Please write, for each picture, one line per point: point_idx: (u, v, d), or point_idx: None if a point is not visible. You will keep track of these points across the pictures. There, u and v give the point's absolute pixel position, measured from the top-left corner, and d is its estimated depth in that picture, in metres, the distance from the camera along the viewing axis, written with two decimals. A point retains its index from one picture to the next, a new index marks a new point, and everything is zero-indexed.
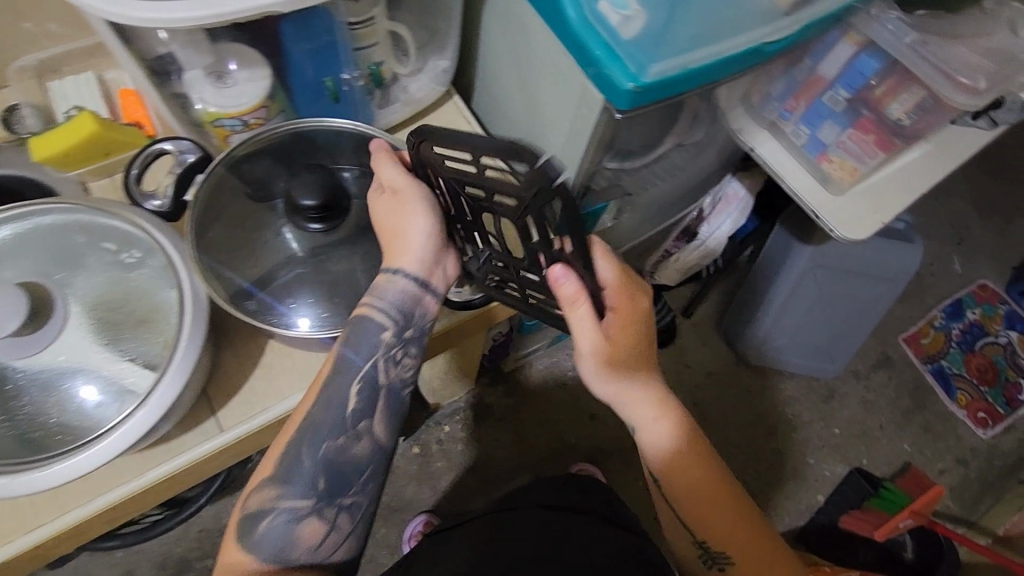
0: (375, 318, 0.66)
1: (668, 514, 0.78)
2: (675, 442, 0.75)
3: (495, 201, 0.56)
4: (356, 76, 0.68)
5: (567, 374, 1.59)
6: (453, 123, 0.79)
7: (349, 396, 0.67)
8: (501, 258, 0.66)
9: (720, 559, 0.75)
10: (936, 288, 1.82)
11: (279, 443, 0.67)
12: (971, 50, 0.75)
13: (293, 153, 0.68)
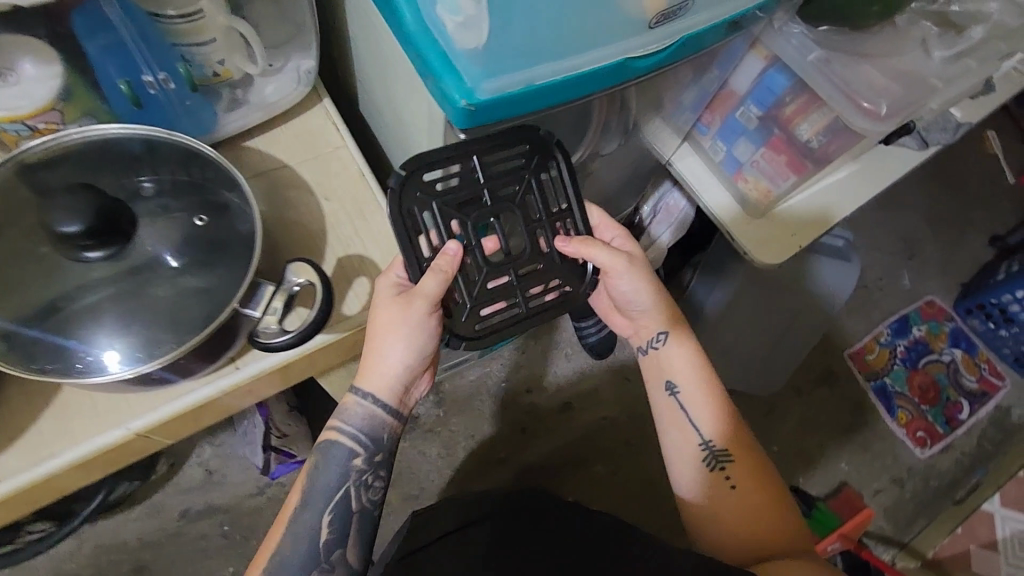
0: (342, 445, 0.64)
1: (672, 422, 0.71)
2: (691, 350, 0.74)
3: (496, 191, 0.65)
4: (162, 78, 0.59)
5: (498, 386, 1.55)
6: (320, 130, 0.71)
7: (320, 524, 0.62)
8: (499, 267, 0.65)
9: (724, 459, 0.68)
10: (883, 304, 1.75)
11: (276, 530, 0.63)
12: (878, 70, 0.70)
13: (80, 167, 0.55)
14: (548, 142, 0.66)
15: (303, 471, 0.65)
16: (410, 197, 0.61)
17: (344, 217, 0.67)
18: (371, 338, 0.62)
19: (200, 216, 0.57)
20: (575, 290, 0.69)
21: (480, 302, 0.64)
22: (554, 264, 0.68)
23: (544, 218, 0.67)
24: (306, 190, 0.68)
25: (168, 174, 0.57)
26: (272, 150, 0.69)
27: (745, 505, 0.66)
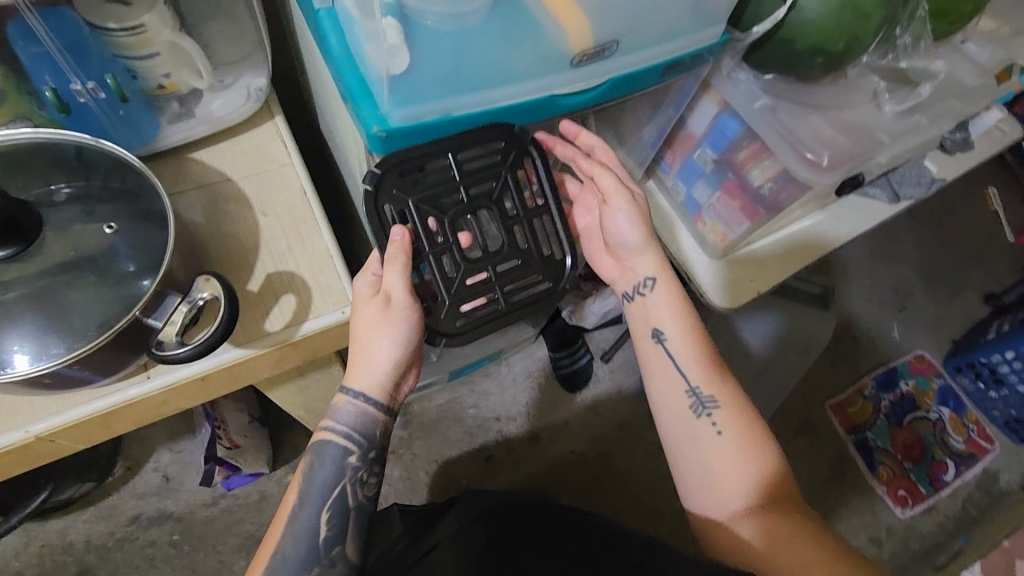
0: (334, 444, 0.61)
1: (660, 370, 0.68)
2: (680, 295, 0.70)
3: (473, 188, 0.62)
4: (91, 86, 0.59)
5: (467, 412, 1.53)
6: (268, 146, 0.72)
7: (318, 521, 0.59)
8: (479, 264, 0.62)
9: (710, 405, 0.65)
10: (869, 355, 1.71)
11: (277, 525, 0.59)
12: (827, 121, 0.69)
13: (6, 167, 0.56)
14: (526, 139, 0.63)
15: (299, 467, 0.61)
16: (387, 195, 0.59)
17: (279, 233, 0.67)
18: (353, 336, 0.60)
19: (110, 224, 0.57)
20: (557, 286, 0.65)
21: (461, 296, 0.61)
22: (534, 260, 0.64)
23: (521, 215, 0.64)
24: (245, 205, 0.68)
25: (96, 182, 0.58)
26: (216, 163, 0.70)
27: (732, 451, 0.63)
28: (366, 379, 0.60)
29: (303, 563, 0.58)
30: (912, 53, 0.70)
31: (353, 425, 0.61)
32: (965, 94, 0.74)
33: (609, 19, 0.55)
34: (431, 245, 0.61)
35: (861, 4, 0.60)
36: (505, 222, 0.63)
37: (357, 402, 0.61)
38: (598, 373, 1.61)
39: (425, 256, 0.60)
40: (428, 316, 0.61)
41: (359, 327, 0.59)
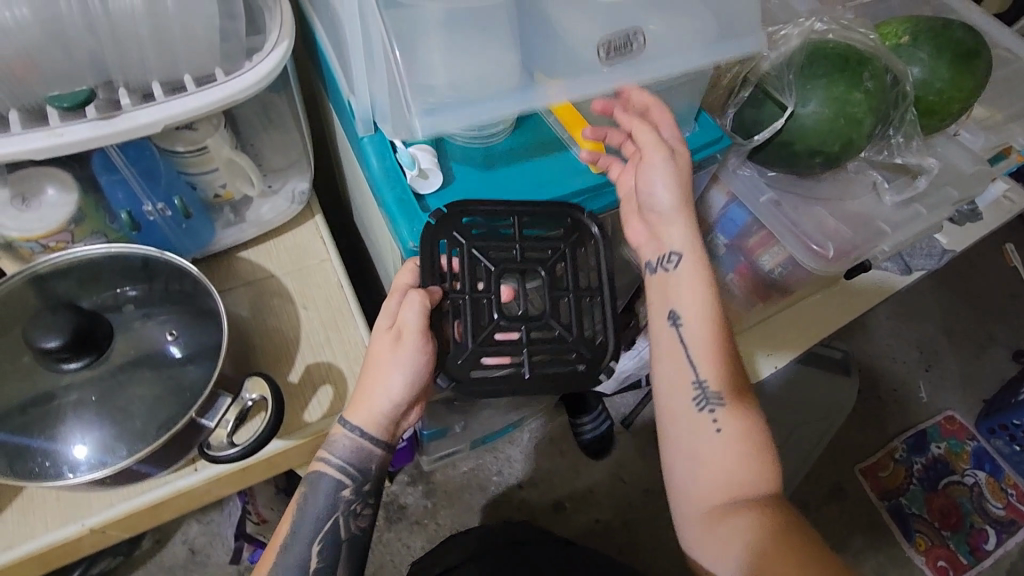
0: (327, 474, 0.61)
1: (668, 356, 0.63)
2: (706, 283, 0.63)
3: (529, 253, 0.63)
4: (160, 206, 0.66)
5: (491, 480, 1.53)
6: (309, 243, 0.78)
7: (309, 554, 0.60)
8: (512, 323, 0.62)
9: (714, 401, 0.60)
10: (898, 417, 1.68)
11: (271, 551, 0.60)
12: (830, 212, 0.74)
13: (81, 280, 0.62)
14: (590, 225, 0.65)
15: (298, 496, 0.62)
16: (444, 234, 0.60)
17: (318, 326, 0.73)
18: (372, 375, 0.59)
19: (171, 331, 0.62)
20: (591, 372, 0.63)
21: (481, 355, 0.61)
22: (568, 336, 0.63)
23: (570, 290, 0.64)
24: (288, 298, 0.74)
25: (159, 286, 0.64)
26: (263, 261, 0.76)
27: (725, 452, 0.59)
28: (366, 415, 0.59)
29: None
30: (907, 150, 0.73)
31: (352, 459, 0.61)
32: (963, 179, 0.79)
33: (619, 17, 0.59)
34: (471, 290, 0.61)
35: (853, 113, 0.65)
36: (552, 294, 0.63)
37: (351, 435, 0.60)
38: (621, 438, 1.62)
39: (461, 298, 0.61)
40: (451, 367, 0.60)
41: (371, 355, 0.59)
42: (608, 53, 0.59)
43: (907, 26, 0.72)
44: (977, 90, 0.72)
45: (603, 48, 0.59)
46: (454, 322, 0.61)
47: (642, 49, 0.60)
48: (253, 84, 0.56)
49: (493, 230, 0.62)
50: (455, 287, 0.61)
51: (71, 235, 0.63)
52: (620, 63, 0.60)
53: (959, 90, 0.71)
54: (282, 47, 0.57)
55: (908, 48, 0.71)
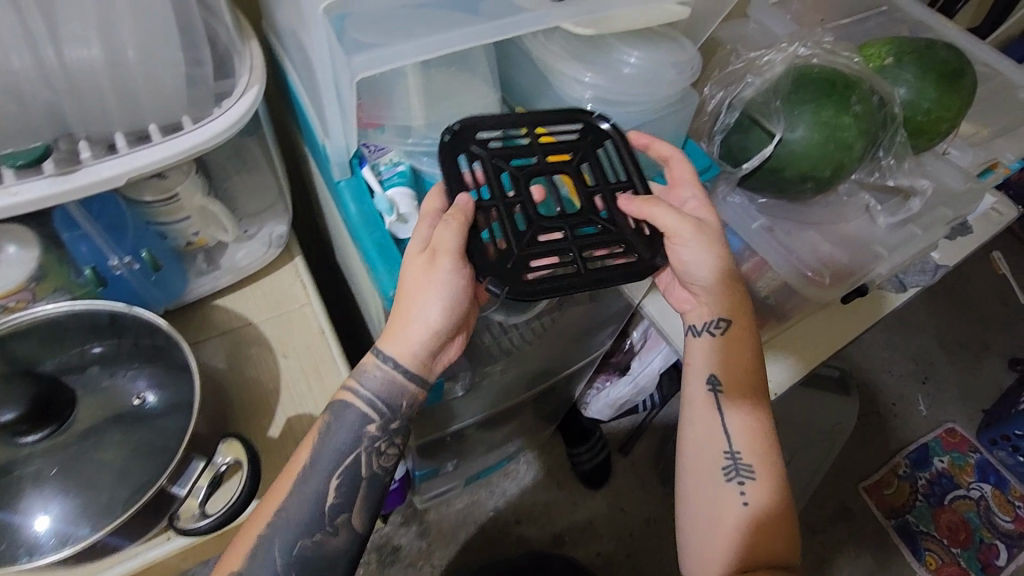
0: (355, 408, 0.55)
1: (701, 425, 0.62)
2: (747, 350, 0.63)
3: (552, 158, 0.58)
4: (127, 258, 0.63)
5: (488, 516, 1.49)
6: (288, 287, 0.75)
7: (326, 488, 0.54)
8: (552, 223, 0.55)
9: (745, 474, 0.60)
10: (900, 432, 1.66)
11: (283, 484, 0.54)
12: (822, 236, 0.73)
13: (45, 339, 0.59)
14: (604, 124, 0.60)
15: (319, 426, 0.56)
16: (460, 150, 0.55)
17: (299, 374, 0.69)
18: (403, 301, 0.52)
19: (139, 395, 0.60)
20: (649, 262, 0.57)
21: (526, 255, 0.53)
22: (613, 228, 0.57)
23: (603, 186, 0.59)
24: (267, 347, 0.71)
25: (128, 341, 0.61)
26: (241, 308, 0.73)
27: (743, 525, 0.58)
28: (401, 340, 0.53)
29: (289, 533, 0.53)
30: (899, 172, 0.71)
31: (378, 386, 0.55)
32: (954, 198, 0.77)
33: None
34: (504, 197, 0.55)
35: (843, 137, 0.63)
36: (586, 194, 0.58)
37: (387, 369, 0.54)
38: (619, 466, 1.58)
39: (489, 206, 0.54)
40: (491, 265, 0.52)
41: (403, 282, 0.52)
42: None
43: (889, 47, 0.72)
44: (965, 110, 0.71)
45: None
46: (490, 231, 0.53)
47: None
48: (223, 132, 0.53)
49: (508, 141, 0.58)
50: (482, 195, 0.54)
51: (32, 293, 0.59)
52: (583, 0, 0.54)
53: (947, 110, 0.70)
54: (252, 93, 0.55)
55: (892, 69, 0.70)
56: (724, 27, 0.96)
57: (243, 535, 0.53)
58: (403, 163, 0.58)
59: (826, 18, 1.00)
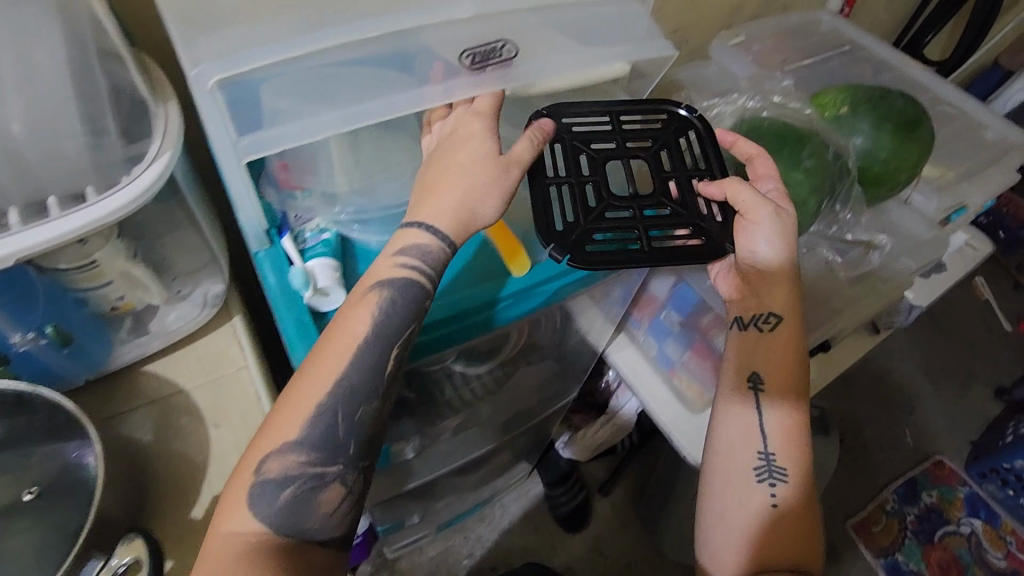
0: (398, 277, 0.50)
1: (739, 425, 0.63)
2: (795, 353, 0.63)
3: (630, 144, 0.59)
4: (33, 335, 0.60)
5: (461, 564, 1.43)
6: (225, 348, 0.71)
7: (386, 359, 0.50)
8: (623, 203, 0.56)
9: (777, 476, 0.61)
10: (888, 466, 1.60)
11: (339, 354, 0.49)
12: None
13: None
14: (687, 115, 0.61)
15: (368, 303, 0.50)
16: (547, 130, 0.57)
17: (232, 446, 0.65)
18: (466, 188, 0.50)
19: (31, 489, 0.57)
20: (717, 245, 0.56)
21: (591, 230, 0.54)
22: (681, 214, 0.57)
23: (676, 173, 0.59)
24: (198, 416, 0.66)
25: (41, 419, 0.57)
26: (174, 373, 0.69)
27: (768, 526, 0.60)
28: (451, 219, 0.50)
29: (349, 402, 0.49)
30: (857, 227, 0.68)
31: (426, 254, 0.51)
32: (917, 247, 0.75)
33: (478, 26, 0.52)
34: (577, 175, 0.56)
35: (797, 193, 0.61)
36: (659, 177, 0.58)
37: (427, 236, 0.50)
38: (599, 507, 1.54)
39: (563, 181, 0.55)
40: (561, 235, 0.53)
41: (465, 160, 0.51)
42: (477, 61, 0.52)
43: (845, 95, 0.70)
44: (924, 159, 0.68)
45: (468, 55, 0.51)
46: (558, 206, 0.55)
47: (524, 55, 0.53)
48: (124, 205, 0.51)
49: (591, 124, 0.59)
50: (560, 173, 0.56)
51: None
52: (500, 70, 0.52)
53: (903, 160, 0.67)
54: (163, 160, 0.52)
55: (848, 118, 0.68)
56: (684, 69, 0.95)
57: (288, 409, 0.49)
58: (329, 230, 0.55)
59: (787, 59, 0.99)
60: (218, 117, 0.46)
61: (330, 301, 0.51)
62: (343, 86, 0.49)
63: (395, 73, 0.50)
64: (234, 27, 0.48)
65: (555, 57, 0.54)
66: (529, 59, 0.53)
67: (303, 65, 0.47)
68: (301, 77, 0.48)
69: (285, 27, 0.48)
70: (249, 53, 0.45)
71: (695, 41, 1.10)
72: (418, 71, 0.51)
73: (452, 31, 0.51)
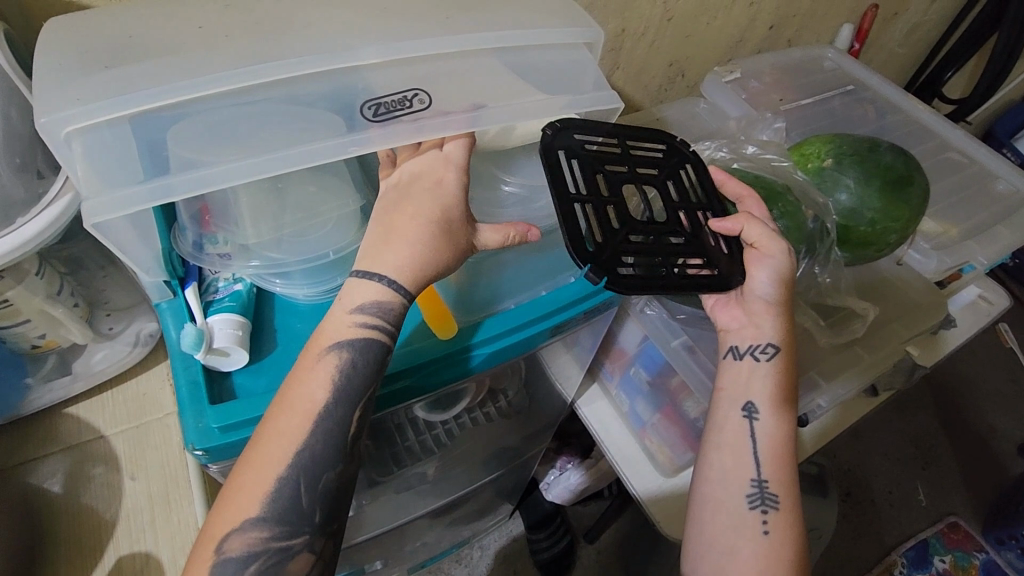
0: (340, 356, 0.44)
1: (730, 449, 0.53)
2: (794, 382, 0.55)
3: (639, 171, 0.52)
4: None
5: None
6: (155, 392, 0.67)
7: (347, 420, 0.44)
8: (643, 227, 0.49)
9: (769, 502, 0.51)
10: (896, 525, 1.43)
11: (298, 423, 0.43)
12: None
13: None
14: (686, 149, 0.56)
15: (324, 366, 0.44)
16: (558, 146, 0.49)
17: (144, 502, 0.60)
18: (428, 235, 0.45)
19: None
20: (726, 280, 0.51)
21: (615, 252, 0.47)
22: (695, 243, 0.51)
23: (684, 203, 0.53)
24: (114, 466, 0.62)
25: None
26: (95, 418, 0.65)
27: (765, 559, 0.49)
28: (406, 271, 0.45)
29: (313, 467, 0.43)
30: (835, 293, 0.63)
31: (386, 310, 0.45)
32: (904, 313, 0.70)
33: (387, 70, 0.44)
34: (597, 194, 0.48)
35: None
36: (671, 206, 0.52)
37: (385, 290, 0.45)
38: (584, 557, 1.42)
39: (586, 200, 0.47)
40: (588, 255, 0.46)
41: (423, 212, 0.46)
42: (382, 112, 0.44)
43: (830, 146, 0.64)
44: (915, 219, 0.62)
45: (372, 105, 0.43)
46: (581, 224, 0.47)
47: (447, 101, 0.46)
48: (12, 251, 0.49)
49: (600, 143, 0.52)
50: (583, 191, 0.48)
51: None
52: (409, 124, 0.44)
53: (893, 220, 0.61)
54: (62, 203, 0.50)
55: (831, 172, 0.62)
56: (671, 106, 0.89)
57: (241, 485, 0.42)
58: (243, 281, 0.51)
59: (784, 97, 0.92)
60: (75, 169, 0.39)
61: (231, 360, 0.48)
62: (230, 135, 0.41)
63: (293, 118, 0.43)
64: (95, 61, 0.40)
65: (486, 107, 0.47)
66: (453, 103, 0.46)
67: (190, 113, 0.40)
68: (179, 126, 0.40)
69: (150, 67, 0.40)
70: (103, 100, 0.38)
71: (690, 76, 1.04)
72: (316, 119, 0.43)
73: (357, 76, 0.44)
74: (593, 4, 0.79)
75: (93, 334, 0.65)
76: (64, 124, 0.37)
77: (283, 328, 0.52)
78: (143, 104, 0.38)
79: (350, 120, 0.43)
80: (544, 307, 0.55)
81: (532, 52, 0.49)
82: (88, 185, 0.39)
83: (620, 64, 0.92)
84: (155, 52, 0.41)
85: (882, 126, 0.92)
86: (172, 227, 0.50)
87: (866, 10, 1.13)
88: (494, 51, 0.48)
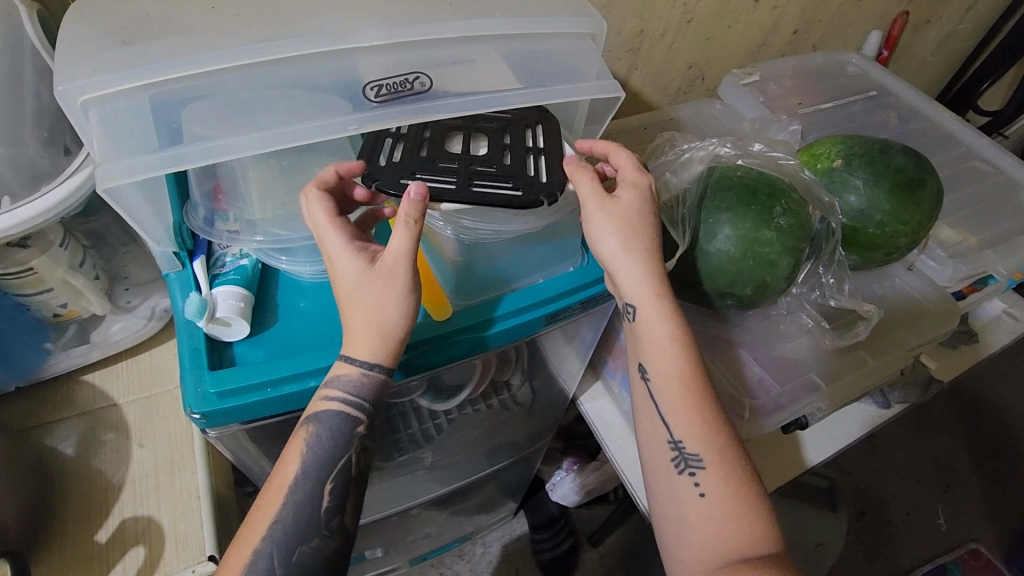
0: (315, 429, 0.47)
1: (643, 416, 0.52)
2: (671, 330, 0.50)
3: (484, 122, 0.51)
4: None
5: None
6: (166, 365, 0.70)
7: (321, 492, 0.47)
8: (450, 156, 0.48)
9: (694, 461, 0.48)
10: (914, 549, 1.38)
11: (274, 496, 0.46)
12: (758, 359, 0.66)
13: None
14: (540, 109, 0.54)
15: (298, 439, 0.47)
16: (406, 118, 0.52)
17: (149, 468, 0.63)
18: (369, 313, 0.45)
19: None
20: (529, 197, 0.47)
21: (402, 172, 0.47)
22: (504, 170, 0.48)
23: (512, 142, 0.50)
24: (124, 433, 0.65)
25: None
26: (110, 386, 0.67)
27: (709, 517, 0.46)
28: (375, 347, 0.46)
29: (289, 538, 0.46)
30: (840, 294, 0.64)
31: (355, 386, 0.46)
32: (914, 320, 0.69)
33: (391, 53, 0.46)
34: (409, 134, 0.50)
35: (765, 254, 0.54)
36: (499, 147, 0.50)
37: (358, 369, 0.46)
38: (588, 560, 1.39)
39: (398, 136, 0.50)
40: (375, 169, 0.47)
41: (346, 292, 0.45)
42: (383, 93, 0.45)
43: (840, 147, 0.63)
44: (925, 224, 0.61)
45: (373, 87, 0.45)
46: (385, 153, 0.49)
47: (445, 86, 0.47)
48: (32, 220, 0.51)
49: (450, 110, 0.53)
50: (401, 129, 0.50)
51: None
52: (409, 105, 0.46)
53: (903, 223, 0.60)
54: (83, 173, 0.53)
55: (840, 172, 0.61)
56: (686, 107, 0.89)
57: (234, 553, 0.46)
58: (249, 256, 0.53)
59: (803, 101, 0.91)
60: (91, 140, 0.41)
61: (232, 331, 0.50)
62: (238, 112, 0.43)
63: (299, 100, 0.44)
64: (113, 36, 0.43)
65: (485, 93, 0.47)
66: (454, 87, 0.47)
67: (198, 90, 0.42)
68: (192, 103, 0.42)
69: (168, 42, 0.42)
70: (116, 71, 0.40)
71: (710, 78, 1.03)
72: (317, 100, 0.44)
73: (360, 58, 0.45)
74: (611, 2, 0.79)
75: (112, 306, 0.68)
76: (80, 93, 0.40)
77: (285, 304, 0.53)
78: (155, 76, 0.40)
79: (357, 102, 0.45)
80: (538, 295, 0.56)
81: (536, 41, 0.50)
82: (99, 152, 0.41)
83: (639, 64, 0.92)
84: (169, 30, 0.43)
85: (904, 132, 0.90)
86: (184, 202, 0.52)
87: (897, 17, 1.11)
88: (497, 39, 0.49)
